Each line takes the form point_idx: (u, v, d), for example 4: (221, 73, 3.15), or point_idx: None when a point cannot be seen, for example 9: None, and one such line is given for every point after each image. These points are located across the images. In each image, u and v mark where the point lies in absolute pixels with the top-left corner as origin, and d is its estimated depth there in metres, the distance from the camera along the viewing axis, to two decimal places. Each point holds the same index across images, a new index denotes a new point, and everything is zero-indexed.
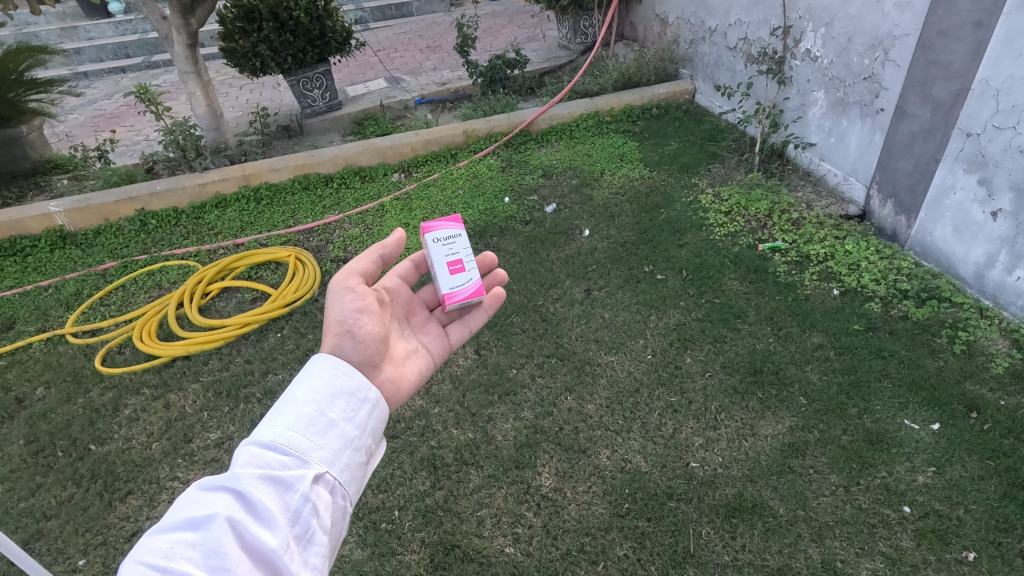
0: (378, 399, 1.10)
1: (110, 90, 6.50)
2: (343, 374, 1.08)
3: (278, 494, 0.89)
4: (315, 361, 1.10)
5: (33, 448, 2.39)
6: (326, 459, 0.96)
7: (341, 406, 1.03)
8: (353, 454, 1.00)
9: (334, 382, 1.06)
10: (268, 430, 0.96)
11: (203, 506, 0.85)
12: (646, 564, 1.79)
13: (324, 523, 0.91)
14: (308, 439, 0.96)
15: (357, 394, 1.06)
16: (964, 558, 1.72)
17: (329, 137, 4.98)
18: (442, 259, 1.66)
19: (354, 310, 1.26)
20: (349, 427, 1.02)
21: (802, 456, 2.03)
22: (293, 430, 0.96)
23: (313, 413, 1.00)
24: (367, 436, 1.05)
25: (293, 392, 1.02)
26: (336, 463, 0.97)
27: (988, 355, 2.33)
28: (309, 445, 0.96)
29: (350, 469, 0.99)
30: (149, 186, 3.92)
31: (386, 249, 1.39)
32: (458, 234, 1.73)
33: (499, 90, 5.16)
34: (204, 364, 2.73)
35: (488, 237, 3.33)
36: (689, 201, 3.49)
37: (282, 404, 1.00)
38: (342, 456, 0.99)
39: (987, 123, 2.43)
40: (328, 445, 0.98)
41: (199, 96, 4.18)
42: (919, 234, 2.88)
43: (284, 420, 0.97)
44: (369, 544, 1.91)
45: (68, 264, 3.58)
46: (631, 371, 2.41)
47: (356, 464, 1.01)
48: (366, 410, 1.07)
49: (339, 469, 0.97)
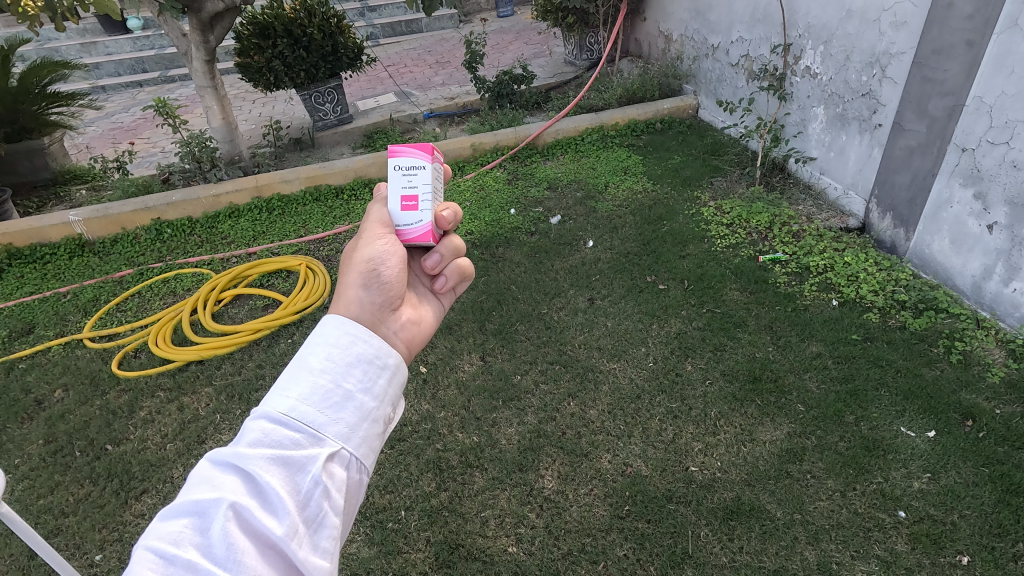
0: (399, 364, 0.98)
1: (127, 103, 6.68)
2: (360, 337, 0.95)
3: (289, 477, 0.81)
4: (328, 321, 0.97)
5: (51, 447, 2.47)
6: (342, 435, 0.86)
7: (358, 375, 0.92)
8: (370, 427, 0.90)
9: (350, 349, 0.93)
10: (279, 402, 0.86)
11: (211, 489, 0.78)
12: (645, 564, 1.84)
13: (337, 505, 0.83)
14: (321, 414, 0.86)
15: (375, 362, 0.94)
16: (957, 562, 1.76)
17: (340, 149, 5.10)
18: (394, 193, 1.36)
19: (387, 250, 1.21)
20: (366, 397, 0.91)
21: (799, 461, 2.07)
22: (305, 403, 0.85)
23: (328, 383, 0.88)
24: (386, 405, 0.94)
25: (306, 356, 0.91)
26: (352, 439, 0.87)
27: (985, 365, 2.36)
28: (323, 421, 0.85)
29: (366, 444, 0.89)
30: (165, 196, 4.04)
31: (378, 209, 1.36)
32: (421, 165, 1.38)
33: (506, 105, 5.28)
34: (217, 369, 2.81)
35: (494, 246, 3.41)
36: (691, 213, 3.57)
37: (294, 370, 0.89)
38: (359, 431, 0.88)
39: (981, 138, 2.49)
40: (344, 419, 0.87)
41: (215, 110, 4.31)
42: (918, 246, 2.93)
43: (295, 391, 0.86)
44: (376, 542, 1.97)
45: (86, 271, 3.69)
46: (632, 378, 2.47)
47: (374, 437, 0.91)
48: (384, 378, 0.95)
49: (355, 445, 0.87)
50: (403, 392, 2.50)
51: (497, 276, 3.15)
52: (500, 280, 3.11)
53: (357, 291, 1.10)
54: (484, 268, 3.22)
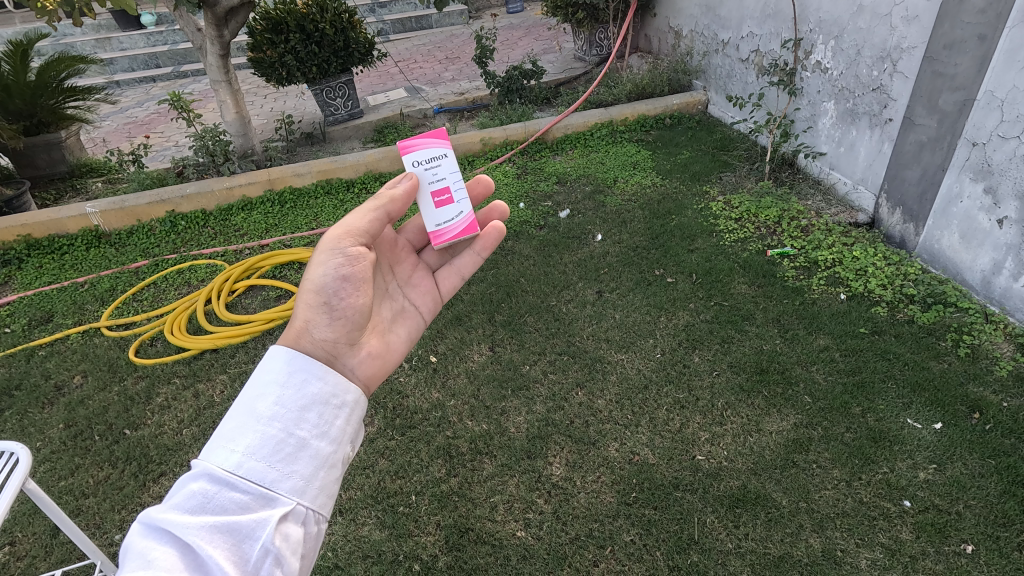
0: (352, 405, 1.02)
1: (141, 97, 6.76)
2: (310, 380, 0.98)
3: (235, 545, 0.79)
4: (276, 357, 0.98)
5: (71, 431, 2.53)
6: (295, 490, 0.88)
7: (313, 421, 0.95)
8: (327, 473, 0.93)
9: (302, 392, 0.96)
10: (223, 458, 0.85)
11: (144, 566, 0.73)
12: (652, 550, 1.87)
13: (289, 568, 0.82)
14: (273, 469, 0.87)
15: (330, 406, 0.98)
16: (962, 551, 1.78)
17: (351, 144, 5.14)
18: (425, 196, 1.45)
19: (340, 276, 1.19)
20: (321, 444, 0.94)
21: (806, 451, 2.09)
22: (253, 458, 0.86)
23: (278, 433, 0.89)
24: (342, 448, 0.97)
25: (255, 404, 0.92)
26: (307, 491, 0.89)
27: (992, 359, 2.37)
28: (273, 478, 0.86)
29: (320, 494, 0.91)
30: (180, 189, 4.10)
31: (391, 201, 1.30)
32: (443, 155, 1.46)
33: (516, 100, 5.30)
34: (231, 357, 2.86)
35: (503, 240, 3.45)
36: (700, 208, 3.58)
37: (243, 422, 0.89)
38: (313, 482, 0.90)
39: (992, 133, 2.49)
40: (298, 471, 0.89)
41: (229, 104, 4.36)
42: (927, 241, 2.93)
43: (241, 443, 0.87)
44: (387, 526, 2.01)
45: (102, 261, 3.75)
46: (640, 369, 2.49)
47: (330, 483, 0.94)
48: (340, 418, 0.99)
49: (310, 497, 0.89)
50: (413, 380, 2.54)
51: (507, 269, 3.18)
52: (509, 272, 3.14)
53: (309, 326, 1.12)
54: (494, 261, 3.26)
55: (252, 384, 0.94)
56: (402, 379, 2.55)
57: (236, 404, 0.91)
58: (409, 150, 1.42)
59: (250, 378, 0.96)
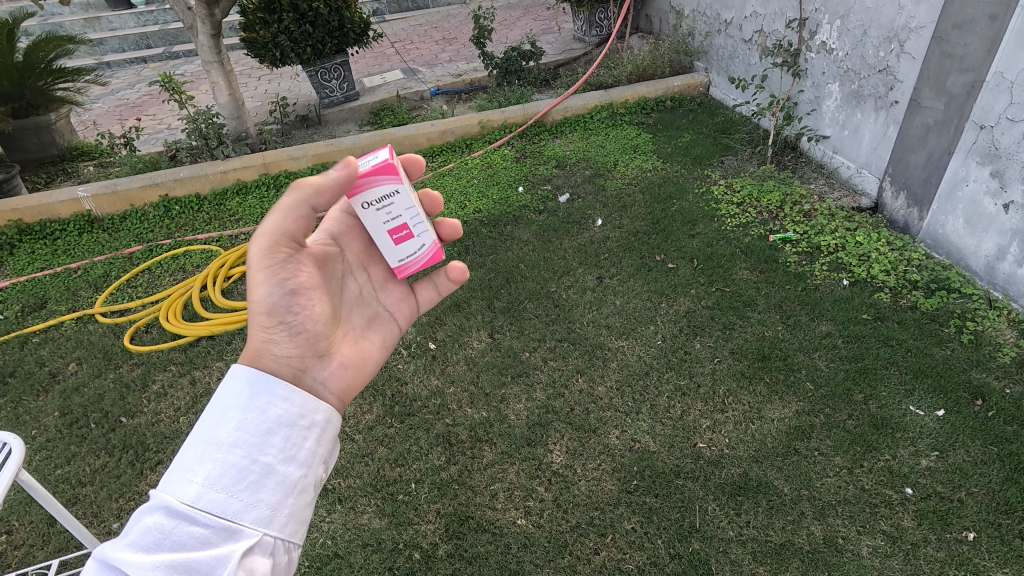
0: (323, 424, 1.03)
1: (133, 79, 6.63)
2: (274, 404, 0.98)
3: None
4: (238, 382, 0.98)
5: (67, 419, 2.51)
6: (261, 519, 0.89)
7: (280, 444, 0.96)
8: (296, 499, 0.94)
9: (266, 415, 0.96)
10: (181, 491, 0.86)
11: None
12: (653, 537, 1.86)
13: None
14: (236, 498, 0.87)
15: (296, 428, 0.99)
16: (963, 538, 1.77)
17: (347, 127, 5.06)
18: (381, 236, 1.36)
19: (286, 290, 1.17)
20: (288, 469, 0.95)
21: (807, 439, 2.08)
22: (213, 489, 0.86)
23: (241, 460, 0.90)
24: (312, 470, 0.98)
25: (215, 430, 0.92)
26: (275, 519, 0.90)
27: (995, 345, 2.36)
28: (236, 508, 0.87)
29: (288, 521, 0.92)
30: (172, 173, 4.03)
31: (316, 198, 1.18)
32: (396, 192, 1.32)
33: (515, 82, 5.20)
34: (227, 344, 2.83)
35: (502, 225, 3.40)
36: (701, 192, 3.53)
37: (203, 451, 0.90)
38: (281, 510, 0.92)
39: (1001, 115, 2.44)
40: (263, 500, 0.90)
41: (221, 85, 4.26)
42: (932, 226, 2.90)
43: (201, 474, 0.87)
44: (387, 514, 2.00)
45: (96, 247, 3.70)
46: (641, 355, 2.47)
47: (300, 507, 0.95)
48: (309, 440, 1.00)
49: (278, 525, 0.90)
50: (412, 367, 2.52)
51: (506, 254, 3.14)
52: (508, 258, 3.10)
53: (266, 345, 1.13)
54: (493, 246, 3.22)
55: (213, 410, 0.95)
56: (401, 366, 2.52)
57: (196, 433, 0.92)
58: (357, 189, 1.29)
59: (212, 405, 0.96)
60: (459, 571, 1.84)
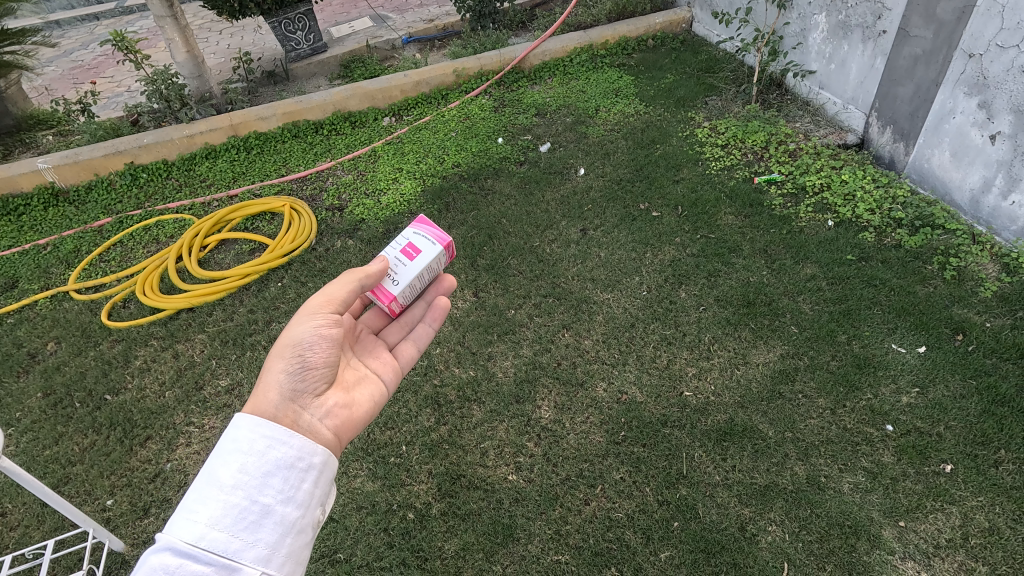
0: (322, 463, 1.09)
1: (85, 39, 6.24)
2: (277, 447, 1.05)
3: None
4: (241, 426, 1.05)
5: (50, 400, 2.48)
6: (260, 557, 0.94)
7: (279, 485, 1.01)
8: (294, 538, 1.00)
9: (267, 458, 1.03)
10: (185, 530, 0.92)
11: None
12: (641, 486, 1.90)
13: None
14: (235, 538, 0.93)
15: (294, 469, 1.05)
16: (941, 470, 1.83)
17: (317, 82, 4.85)
18: (414, 268, 1.50)
19: (317, 335, 1.29)
20: (287, 509, 1.00)
21: (792, 382, 2.11)
22: (215, 529, 0.92)
23: (242, 501, 0.96)
24: (309, 511, 1.04)
25: (217, 472, 0.98)
26: (273, 558, 0.96)
27: (978, 280, 2.37)
28: (236, 547, 0.92)
29: (288, 557, 0.98)
30: (137, 139, 3.84)
31: (365, 277, 1.42)
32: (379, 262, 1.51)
33: (489, 26, 4.94)
34: (208, 315, 2.78)
35: (482, 179, 3.32)
36: (685, 135, 3.44)
37: (207, 491, 0.96)
38: (279, 549, 0.97)
39: (990, 42, 2.36)
40: (262, 539, 0.95)
41: (178, 42, 3.98)
42: (917, 161, 2.85)
43: (205, 514, 0.93)
44: (379, 477, 2.02)
45: (63, 221, 3.56)
46: (626, 308, 2.46)
47: (297, 547, 1.00)
48: (306, 481, 1.06)
49: (276, 563, 0.96)
50: None
51: (487, 210, 3.08)
52: (490, 214, 3.04)
53: (278, 375, 1.22)
54: (474, 202, 3.15)
55: (217, 452, 1.01)
56: None
57: (201, 475, 0.98)
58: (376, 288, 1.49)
59: (216, 448, 1.03)
60: (453, 528, 1.87)
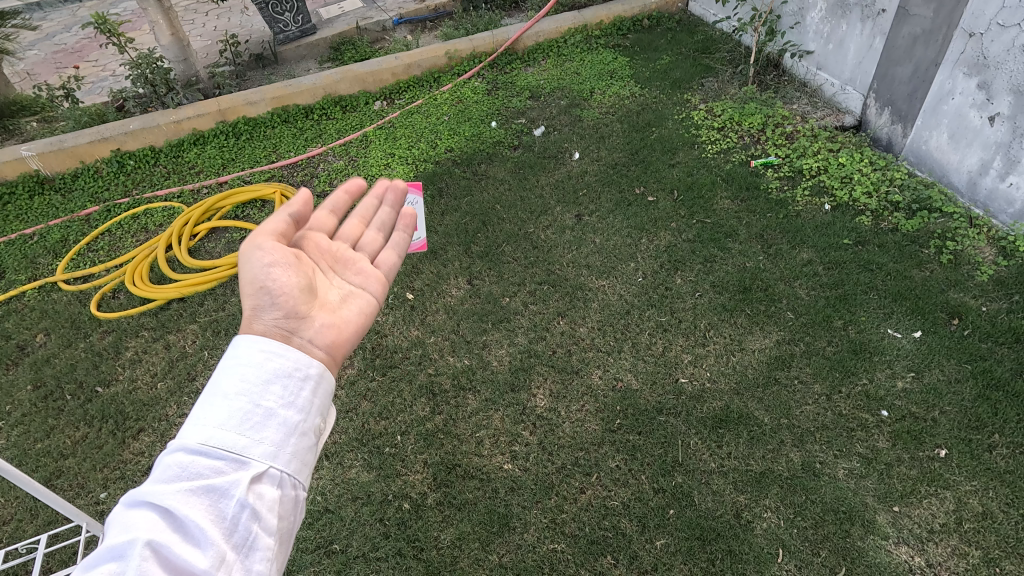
0: (323, 373, 0.97)
1: (68, 21, 6.09)
2: (274, 354, 0.94)
3: (212, 505, 0.80)
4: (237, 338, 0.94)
5: (41, 392, 2.45)
6: (267, 455, 0.85)
7: (280, 390, 0.91)
8: (298, 441, 0.89)
9: (266, 364, 0.92)
10: (190, 432, 0.84)
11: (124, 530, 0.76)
12: (637, 473, 1.90)
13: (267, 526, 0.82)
14: (241, 437, 0.84)
15: (296, 375, 0.93)
16: (935, 455, 1.83)
17: (307, 65, 4.75)
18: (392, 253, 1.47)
19: (268, 264, 1.12)
20: (290, 412, 0.90)
21: (787, 368, 2.10)
22: (220, 429, 0.84)
23: (247, 404, 0.87)
24: (314, 416, 0.93)
25: (218, 378, 0.89)
26: (279, 457, 0.87)
27: (974, 264, 2.35)
28: (241, 445, 0.84)
29: (297, 458, 0.89)
30: (122, 125, 3.76)
31: (295, 208, 1.24)
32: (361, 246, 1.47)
33: (482, 6, 4.84)
34: (199, 305, 2.74)
35: (476, 164, 3.27)
36: (681, 117, 3.39)
37: (208, 396, 0.87)
38: (285, 449, 0.88)
39: (991, 21, 2.32)
40: (268, 439, 0.86)
41: (162, 25, 3.88)
42: (915, 143, 2.82)
43: (207, 418, 0.85)
44: (374, 467, 2.01)
45: (49, 210, 3.50)
46: (621, 294, 2.44)
47: (304, 450, 0.90)
48: (307, 390, 0.94)
49: (284, 463, 0.87)
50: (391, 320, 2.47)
51: (481, 195, 3.04)
52: (484, 199, 3.00)
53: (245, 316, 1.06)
54: (467, 187, 3.11)
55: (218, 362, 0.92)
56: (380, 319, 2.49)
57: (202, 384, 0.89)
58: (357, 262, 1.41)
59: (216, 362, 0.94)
60: (449, 518, 1.87)
